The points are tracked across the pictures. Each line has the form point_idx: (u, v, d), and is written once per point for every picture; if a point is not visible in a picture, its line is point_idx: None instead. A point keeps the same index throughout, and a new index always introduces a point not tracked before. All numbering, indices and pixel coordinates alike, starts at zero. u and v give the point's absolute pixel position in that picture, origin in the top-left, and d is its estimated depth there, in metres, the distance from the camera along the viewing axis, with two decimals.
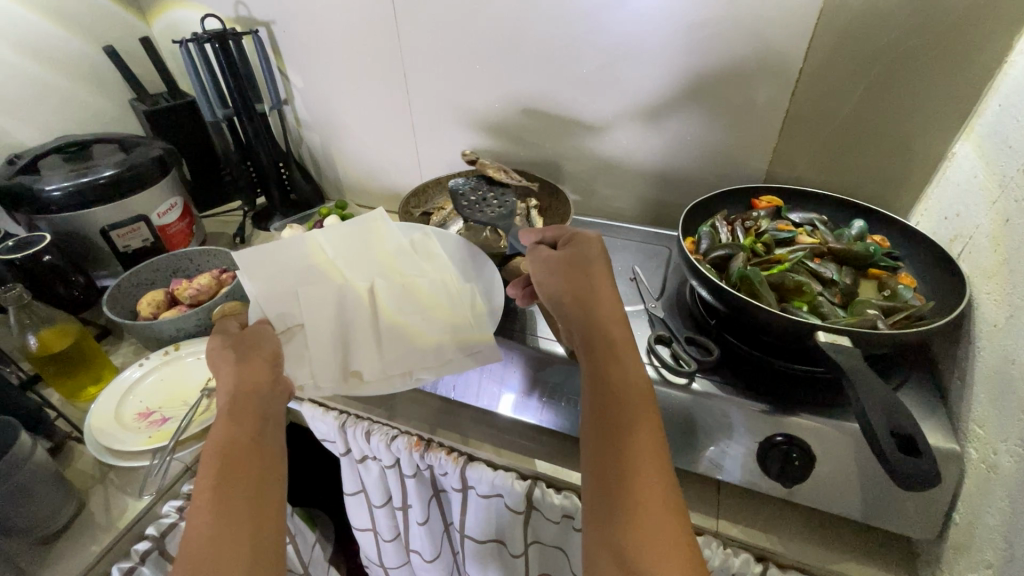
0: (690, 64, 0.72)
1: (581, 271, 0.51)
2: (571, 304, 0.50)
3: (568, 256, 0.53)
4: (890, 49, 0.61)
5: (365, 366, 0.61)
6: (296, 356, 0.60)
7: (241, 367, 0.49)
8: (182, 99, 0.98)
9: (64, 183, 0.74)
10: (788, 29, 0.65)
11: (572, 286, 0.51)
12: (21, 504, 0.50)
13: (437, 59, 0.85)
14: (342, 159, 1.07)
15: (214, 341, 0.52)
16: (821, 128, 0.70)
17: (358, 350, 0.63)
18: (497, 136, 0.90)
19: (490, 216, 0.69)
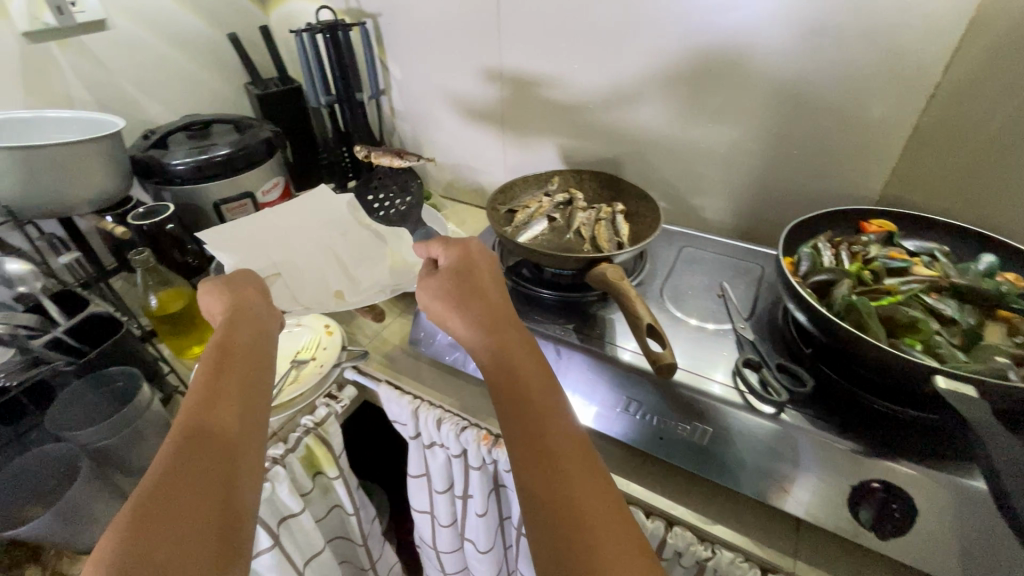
0: (804, 73, 0.67)
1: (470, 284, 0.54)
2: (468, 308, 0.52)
3: (460, 266, 0.56)
4: None
5: (344, 289, 0.78)
6: (285, 292, 0.75)
7: (234, 298, 0.56)
8: (291, 85, 1.04)
9: (187, 159, 0.80)
10: (927, 37, 0.59)
11: (466, 292, 0.53)
12: (136, 447, 0.56)
13: (533, 56, 0.85)
14: (430, 151, 1.10)
15: (206, 281, 0.58)
16: (952, 149, 0.64)
17: (337, 279, 0.78)
18: (586, 137, 0.89)
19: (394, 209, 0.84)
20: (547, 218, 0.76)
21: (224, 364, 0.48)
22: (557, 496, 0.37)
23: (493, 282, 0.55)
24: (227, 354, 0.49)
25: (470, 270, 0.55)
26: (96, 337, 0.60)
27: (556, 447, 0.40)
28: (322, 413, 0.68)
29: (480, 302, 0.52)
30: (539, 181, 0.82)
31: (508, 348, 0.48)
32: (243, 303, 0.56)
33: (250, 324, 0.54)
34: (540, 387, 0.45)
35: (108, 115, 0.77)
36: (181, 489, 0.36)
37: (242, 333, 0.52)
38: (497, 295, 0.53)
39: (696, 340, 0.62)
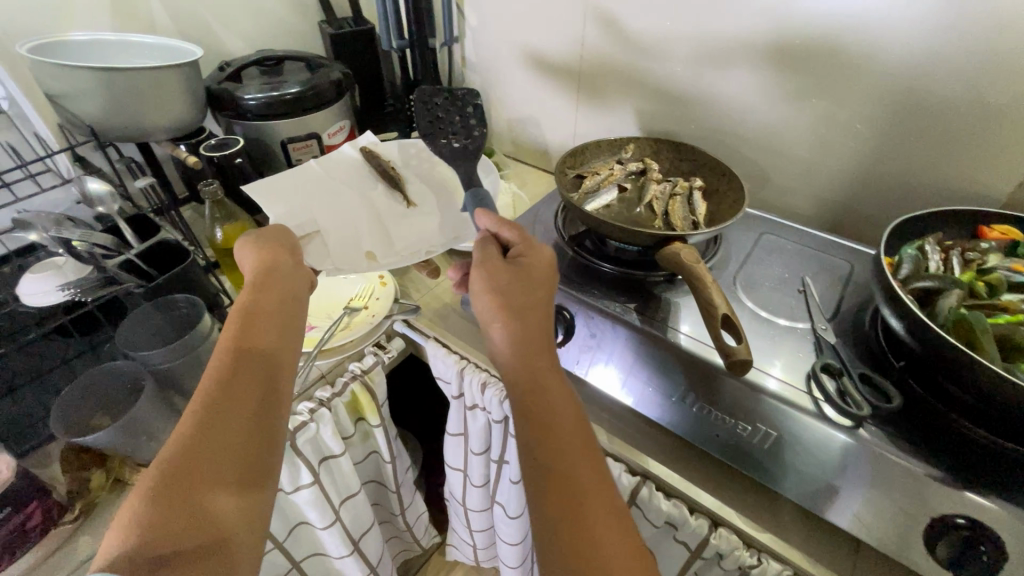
0: (939, 51, 0.58)
1: (525, 296, 0.53)
2: (514, 318, 0.51)
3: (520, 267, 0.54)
4: None
5: (376, 249, 0.68)
6: (320, 248, 0.65)
7: (266, 254, 0.56)
8: (364, 26, 1.01)
9: (258, 94, 0.80)
10: None
11: (521, 282, 0.53)
12: (195, 373, 0.58)
13: (621, 11, 0.78)
14: (497, 106, 1.06)
15: (245, 237, 0.58)
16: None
17: (371, 239, 0.69)
18: (668, 104, 0.82)
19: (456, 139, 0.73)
20: (616, 186, 0.72)
21: (253, 327, 0.49)
22: (576, 518, 0.40)
23: (543, 275, 0.55)
24: (255, 322, 0.49)
25: (526, 277, 0.54)
26: (165, 263, 0.62)
27: (571, 468, 0.42)
28: (370, 362, 0.69)
29: (530, 295, 0.53)
30: (612, 147, 0.76)
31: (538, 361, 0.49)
32: (273, 262, 0.55)
33: (284, 286, 0.53)
34: (564, 408, 0.46)
35: (187, 43, 0.77)
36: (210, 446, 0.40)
37: (272, 297, 0.52)
38: (544, 306, 0.53)
39: (767, 334, 0.57)
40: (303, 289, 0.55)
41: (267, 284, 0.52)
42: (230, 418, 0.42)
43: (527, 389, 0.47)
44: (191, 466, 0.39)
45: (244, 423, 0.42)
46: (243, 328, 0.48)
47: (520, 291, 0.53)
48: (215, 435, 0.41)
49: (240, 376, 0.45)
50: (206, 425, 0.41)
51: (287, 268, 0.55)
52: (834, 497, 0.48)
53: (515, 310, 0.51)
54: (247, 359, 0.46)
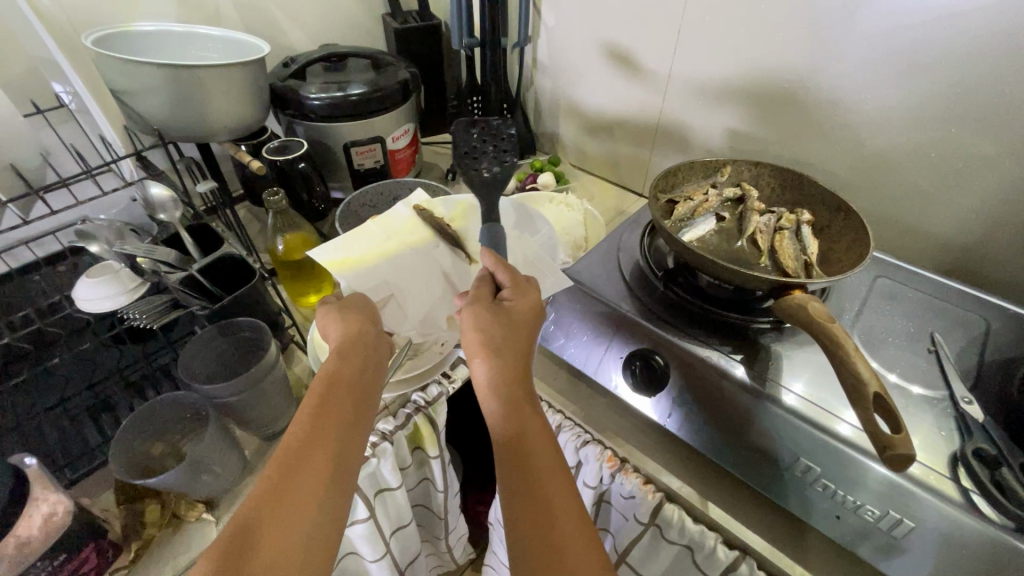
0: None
1: (511, 333, 0.54)
2: (498, 353, 0.53)
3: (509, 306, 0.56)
4: None
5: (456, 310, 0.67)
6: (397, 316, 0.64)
7: (351, 323, 0.56)
8: (432, 21, 0.95)
9: (324, 94, 0.75)
10: None
11: (498, 317, 0.55)
12: (257, 402, 0.54)
13: (724, 19, 0.70)
14: (567, 112, 0.99)
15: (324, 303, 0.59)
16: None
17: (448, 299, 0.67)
18: (766, 123, 0.74)
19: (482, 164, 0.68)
20: (712, 215, 0.65)
21: (331, 396, 0.48)
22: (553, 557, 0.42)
23: (523, 305, 0.56)
24: (332, 391, 0.49)
25: (512, 314, 0.55)
26: (229, 279, 0.58)
27: (552, 505, 0.45)
28: (434, 393, 0.63)
29: (510, 329, 0.54)
30: (707, 170, 0.69)
31: (515, 393, 0.51)
32: (356, 334, 0.54)
33: (362, 359, 0.53)
34: (539, 435, 0.49)
35: (255, 38, 0.73)
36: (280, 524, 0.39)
37: (351, 371, 0.51)
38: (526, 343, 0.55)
39: (897, 403, 0.49)
40: (378, 363, 0.54)
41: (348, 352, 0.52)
42: (295, 503, 0.40)
43: (501, 422, 0.50)
44: (248, 551, 0.37)
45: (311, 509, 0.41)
46: (321, 402, 0.47)
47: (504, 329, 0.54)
48: (279, 523, 0.39)
49: (311, 449, 0.43)
50: (272, 512, 0.40)
51: (369, 336, 0.55)
52: None
53: (498, 346, 0.53)
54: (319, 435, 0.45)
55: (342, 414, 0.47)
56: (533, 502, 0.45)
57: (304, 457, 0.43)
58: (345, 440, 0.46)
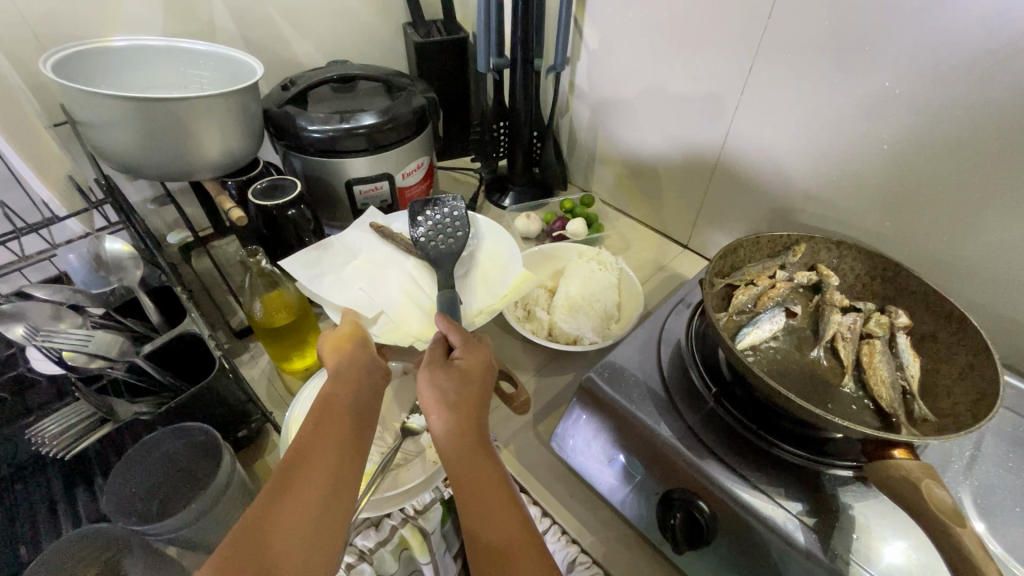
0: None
1: (471, 385, 0.45)
2: (455, 410, 0.43)
3: (466, 354, 0.46)
4: None
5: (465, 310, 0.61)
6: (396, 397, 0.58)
7: (347, 347, 0.48)
8: (456, 36, 0.83)
9: (324, 126, 0.65)
10: None
11: (451, 366, 0.45)
12: (208, 529, 0.44)
13: (810, 56, 0.56)
14: (605, 144, 0.86)
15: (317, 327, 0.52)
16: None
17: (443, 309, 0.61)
18: (851, 187, 0.61)
19: (438, 238, 0.62)
20: (783, 309, 0.52)
21: (326, 420, 0.41)
22: None
23: (468, 351, 0.46)
24: (326, 414, 0.42)
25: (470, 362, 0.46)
26: (186, 361, 0.48)
27: None
28: (427, 500, 0.55)
29: (462, 377, 0.45)
30: (776, 246, 0.56)
31: (472, 444, 0.42)
32: (357, 352, 0.48)
33: (363, 376, 0.46)
34: (499, 498, 0.40)
35: (247, 58, 0.62)
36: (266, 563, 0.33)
37: (349, 384, 0.44)
38: (486, 394, 0.45)
39: None
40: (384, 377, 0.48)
41: (343, 370, 0.45)
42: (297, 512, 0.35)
43: (466, 481, 0.41)
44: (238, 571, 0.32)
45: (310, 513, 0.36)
46: (315, 422, 0.41)
47: (455, 386, 0.44)
48: (276, 528, 0.34)
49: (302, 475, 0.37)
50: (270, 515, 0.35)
51: (366, 357, 0.47)
52: None
53: (457, 400, 0.43)
54: (315, 444, 0.39)
55: (340, 424, 0.41)
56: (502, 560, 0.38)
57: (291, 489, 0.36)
58: (345, 452, 0.40)
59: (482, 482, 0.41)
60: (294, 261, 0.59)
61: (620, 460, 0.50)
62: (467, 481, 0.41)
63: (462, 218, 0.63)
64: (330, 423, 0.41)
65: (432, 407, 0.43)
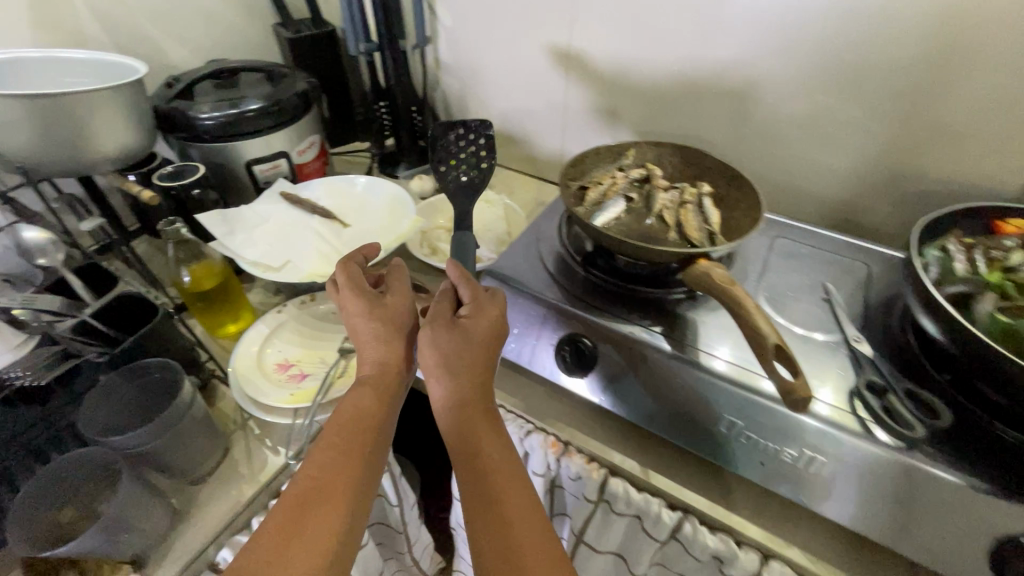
0: (972, 30, 0.55)
1: (470, 356, 0.47)
2: (460, 387, 0.45)
3: (472, 324, 0.48)
4: None
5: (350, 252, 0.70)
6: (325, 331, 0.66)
7: (382, 314, 0.49)
8: (325, 28, 0.92)
9: (215, 113, 0.71)
10: None
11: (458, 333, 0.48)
12: (178, 449, 0.50)
13: (612, 6, 0.73)
14: (476, 109, 0.99)
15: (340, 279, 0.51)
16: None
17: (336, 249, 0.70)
18: (662, 107, 0.79)
19: (450, 169, 0.69)
20: (622, 197, 0.68)
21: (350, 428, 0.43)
22: None
23: (470, 321, 0.49)
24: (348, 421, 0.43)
25: (472, 334, 0.48)
26: (130, 320, 0.54)
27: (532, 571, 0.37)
28: None
29: (467, 344, 0.47)
30: (612, 154, 0.72)
31: (478, 415, 0.45)
32: (390, 318, 0.49)
33: (379, 348, 0.48)
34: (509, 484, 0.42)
35: (128, 58, 0.67)
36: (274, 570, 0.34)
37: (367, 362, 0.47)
38: (484, 360, 0.48)
39: (806, 353, 0.53)
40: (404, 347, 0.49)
41: (379, 362, 0.47)
42: (314, 523, 0.37)
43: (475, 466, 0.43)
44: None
45: (333, 500, 0.39)
46: (338, 429, 0.43)
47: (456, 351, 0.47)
48: (303, 514, 0.37)
49: (323, 484, 0.39)
50: (289, 530, 0.36)
51: (398, 329, 0.49)
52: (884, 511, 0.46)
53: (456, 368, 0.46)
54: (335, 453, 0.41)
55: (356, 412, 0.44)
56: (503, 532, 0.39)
57: (306, 503, 0.38)
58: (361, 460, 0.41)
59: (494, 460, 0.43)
60: (207, 227, 0.66)
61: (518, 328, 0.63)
62: (478, 455, 0.43)
63: (487, 145, 0.71)
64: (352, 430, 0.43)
65: (433, 371, 0.46)
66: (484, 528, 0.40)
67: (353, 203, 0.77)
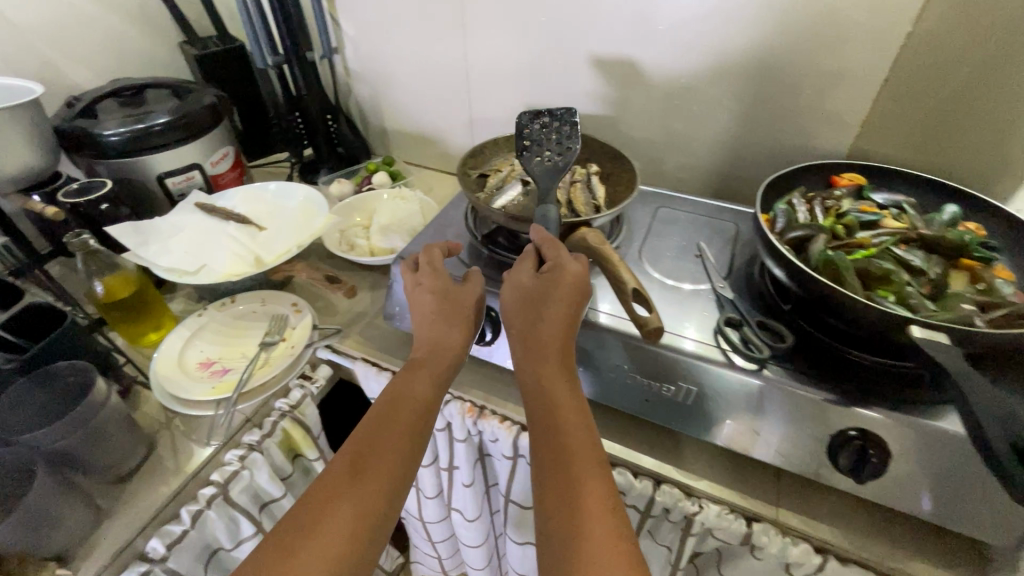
0: (791, 16, 0.65)
1: (539, 307, 0.50)
2: (530, 336, 0.49)
3: (545, 278, 0.51)
4: (998, 26, 0.57)
5: (264, 252, 0.73)
6: (245, 328, 0.69)
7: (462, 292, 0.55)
8: (232, 44, 0.95)
9: (120, 128, 0.72)
10: None
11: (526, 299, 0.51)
12: (98, 446, 0.51)
13: (499, 9, 0.80)
14: (390, 113, 1.04)
15: (420, 259, 0.57)
16: (944, 79, 0.62)
17: (251, 250, 0.73)
18: (556, 98, 0.86)
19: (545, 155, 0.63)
20: (519, 181, 0.74)
21: (401, 401, 0.48)
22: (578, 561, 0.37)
23: (544, 281, 0.51)
24: (401, 395, 0.48)
25: (548, 285, 0.50)
26: (37, 328, 0.56)
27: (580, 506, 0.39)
28: (297, 396, 0.64)
29: (538, 307, 0.50)
30: (509, 143, 0.78)
31: (551, 371, 0.47)
32: (459, 295, 0.54)
33: (444, 327, 0.53)
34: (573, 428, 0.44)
35: (22, 81, 0.68)
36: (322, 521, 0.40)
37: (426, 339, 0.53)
38: (561, 310, 0.49)
39: (678, 301, 0.61)
40: (466, 333, 0.53)
41: (440, 335, 0.52)
42: (365, 483, 0.42)
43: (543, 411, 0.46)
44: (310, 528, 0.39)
45: (388, 455, 0.44)
46: (390, 405, 0.48)
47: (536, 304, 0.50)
48: (348, 480, 0.42)
49: (374, 449, 0.44)
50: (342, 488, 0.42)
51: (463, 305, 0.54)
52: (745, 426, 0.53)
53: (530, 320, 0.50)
54: (386, 425, 0.46)
55: (420, 385, 0.49)
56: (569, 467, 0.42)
57: (357, 467, 0.43)
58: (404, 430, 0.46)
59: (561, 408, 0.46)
60: (118, 239, 0.67)
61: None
62: (543, 407, 0.46)
63: (573, 129, 0.66)
64: (395, 412, 0.47)
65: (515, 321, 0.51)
66: (546, 480, 0.42)
67: (267, 208, 0.80)
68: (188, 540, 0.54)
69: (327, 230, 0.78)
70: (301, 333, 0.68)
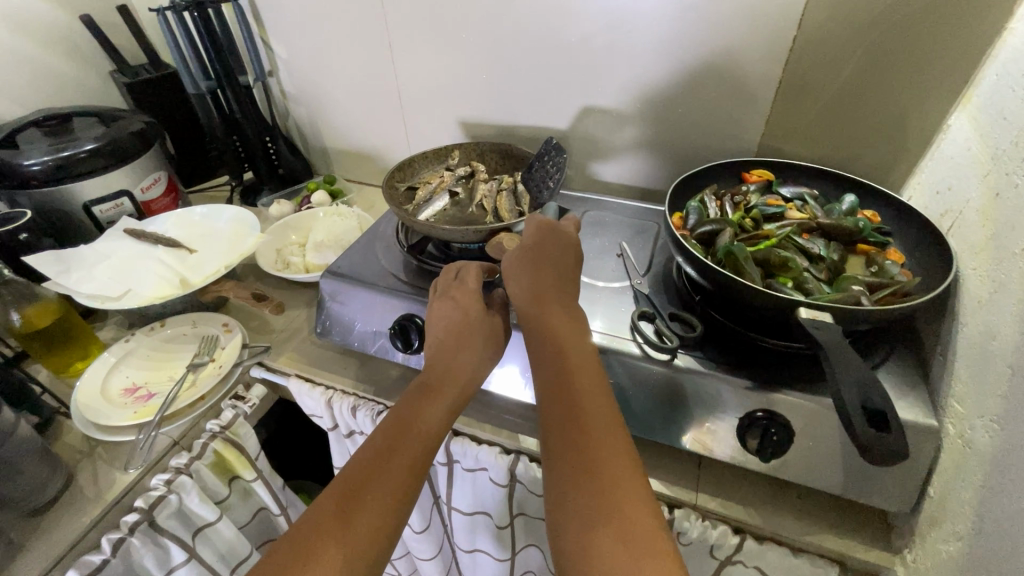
0: (690, 24, 0.69)
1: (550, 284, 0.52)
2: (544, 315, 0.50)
3: (549, 261, 0.54)
4: (874, 26, 0.61)
5: (192, 274, 0.74)
6: (172, 351, 0.69)
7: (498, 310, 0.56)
8: (164, 70, 0.95)
9: (43, 157, 0.72)
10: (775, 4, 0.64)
11: (547, 295, 0.51)
12: (6, 479, 0.50)
13: (422, 28, 0.83)
14: (329, 132, 1.05)
15: (446, 269, 0.59)
16: (833, 78, 0.66)
17: (179, 272, 0.74)
18: (486, 110, 0.89)
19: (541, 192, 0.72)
20: (448, 192, 0.76)
21: (411, 411, 0.46)
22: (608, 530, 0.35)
23: (561, 285, 0.53)
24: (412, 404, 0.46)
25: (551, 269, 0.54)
26: None
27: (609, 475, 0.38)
28: (229, 416, 0.64)
29: (559, 313, 0.50)
30: (438, 156, 0.80)
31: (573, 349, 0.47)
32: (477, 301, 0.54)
33: (470, 344, 0.51)
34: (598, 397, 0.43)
35: None
36: (328, 537, 0.36)
37: (443, 363, 0.50)
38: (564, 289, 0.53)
39: (597, 298, 0.63)
40: (484, 346, 0.51)
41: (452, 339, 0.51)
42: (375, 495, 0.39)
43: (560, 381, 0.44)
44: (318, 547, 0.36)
45: (391, 478, 0.40)
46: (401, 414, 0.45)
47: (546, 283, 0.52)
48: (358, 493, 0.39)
49: (384, 457, 0.41)
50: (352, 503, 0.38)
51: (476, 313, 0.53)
52: (660, 415, 0.55)
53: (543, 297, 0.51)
54: (394, 433, 0.43)
55: (430, 415, 0.46)
56: (587, 478, 0.38)
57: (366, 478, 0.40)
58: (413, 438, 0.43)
59: (584, 410, 0.42)
60: (38, 268, 0.66)
61: (359, 324, 0.66)
62: (559, 404, 0.43)
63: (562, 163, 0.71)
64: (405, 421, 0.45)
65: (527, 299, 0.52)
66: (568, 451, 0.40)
67: (199, 231, 0.81)
68: (111, 568, 0.53)
69: (260, 250, 0.80)
70: (231, 353, 0.68)
